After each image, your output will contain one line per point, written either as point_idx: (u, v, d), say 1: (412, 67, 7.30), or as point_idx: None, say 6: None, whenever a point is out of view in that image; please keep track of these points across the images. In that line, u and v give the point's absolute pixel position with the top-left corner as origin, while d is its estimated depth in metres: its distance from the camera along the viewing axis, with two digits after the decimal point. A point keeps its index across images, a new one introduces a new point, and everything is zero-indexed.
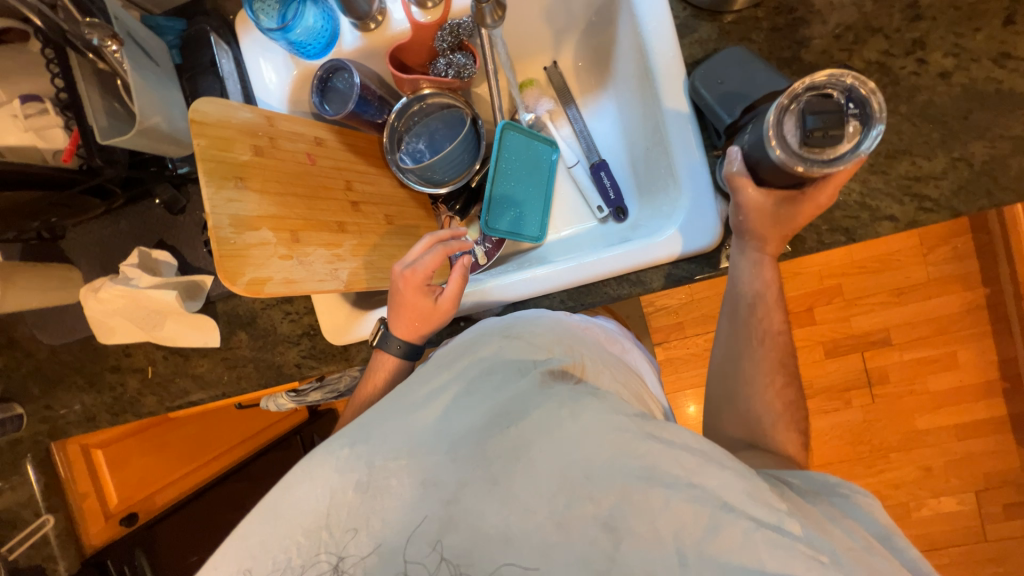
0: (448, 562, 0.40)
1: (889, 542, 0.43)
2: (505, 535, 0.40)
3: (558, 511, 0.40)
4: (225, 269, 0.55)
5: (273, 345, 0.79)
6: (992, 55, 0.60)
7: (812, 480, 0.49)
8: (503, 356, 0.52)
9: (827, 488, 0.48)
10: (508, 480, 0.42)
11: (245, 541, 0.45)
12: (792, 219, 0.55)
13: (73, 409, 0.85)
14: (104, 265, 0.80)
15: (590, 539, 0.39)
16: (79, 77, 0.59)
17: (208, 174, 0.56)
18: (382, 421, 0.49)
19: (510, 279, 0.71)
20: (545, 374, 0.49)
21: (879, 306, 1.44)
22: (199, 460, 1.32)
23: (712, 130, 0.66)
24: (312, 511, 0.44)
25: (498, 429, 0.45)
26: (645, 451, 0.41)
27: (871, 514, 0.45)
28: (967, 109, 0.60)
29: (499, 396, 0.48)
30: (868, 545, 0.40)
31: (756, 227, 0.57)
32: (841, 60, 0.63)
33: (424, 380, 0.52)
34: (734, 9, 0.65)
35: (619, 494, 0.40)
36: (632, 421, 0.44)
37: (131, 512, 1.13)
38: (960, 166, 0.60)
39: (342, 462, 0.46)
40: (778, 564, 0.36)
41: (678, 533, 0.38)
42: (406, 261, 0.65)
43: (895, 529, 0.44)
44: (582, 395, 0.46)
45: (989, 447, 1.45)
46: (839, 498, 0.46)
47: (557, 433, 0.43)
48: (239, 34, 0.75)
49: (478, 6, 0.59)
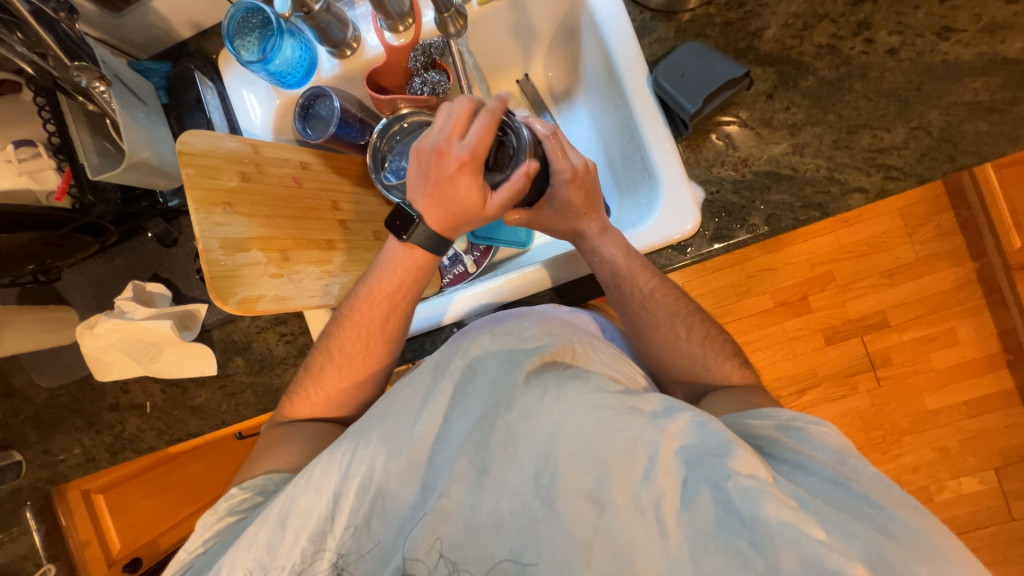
0: (446, 559, 0.42)
1: (846, 466, 0.43)
2: (496, 521, 0.42)
3: (543, 491, 0.41)
4: (217, 290, 0.57)
5: (270, 368, 0.80)
6: (935, 29, 0.63)
7: (767, 419, 0.49)
8: (493, 351, 0.51)
9: (784, 425, 0.47)
10: (497, 470, 0.43)
11: (252, 551, 0.46)
12: (565, 199, 0.63)
13: (72, 452, 0.85)
14: (99, 303, 0.81)
15: (572, 510, 0.41)
16: (70, 119, 0.63)
17: (197, 202, 0.57)
18: (372, 422, 0.49)
19: (473, 291, 0.73)
20: (533, 363, 0.48)
21: (872, 288, 1.45)
22: (202, 500, 1.29)
23: (678, 121, 0.68)
24: (316, 518, 0.46)
25: (486, 422, 0.45)
26: (628, 426, 0.42)
27: (824, 442, 0.45)
28: (918, 82, 0.63)
29: (488, 391, 0.47)
30: (834, 481, 0.42)
31: (574, 202, 0.64)
32: (793, 46, 0.67)
33: (416, 382, 0.50)
34: (688, 8, 0.69)
35: (602, 468, 0.41)
36: (615, 398, 0.43)
37: (134, 558, 1.15)
38: (919, 135, 0.63)
39: (346, 469, 0.46)
40: (751, 508, 0.37)
41: (658, 501, 0.40)
42: (459, 137, 0.52)
43: (851, 452, 0.44)
44: (568, 379, 0.46)
45: (1000, 421, 1.44)
46: (795, 433, 0.46)
47: (543, 418, 0.43)
48: (222, 70, 0.79)
49: (441, 16, 0.65)
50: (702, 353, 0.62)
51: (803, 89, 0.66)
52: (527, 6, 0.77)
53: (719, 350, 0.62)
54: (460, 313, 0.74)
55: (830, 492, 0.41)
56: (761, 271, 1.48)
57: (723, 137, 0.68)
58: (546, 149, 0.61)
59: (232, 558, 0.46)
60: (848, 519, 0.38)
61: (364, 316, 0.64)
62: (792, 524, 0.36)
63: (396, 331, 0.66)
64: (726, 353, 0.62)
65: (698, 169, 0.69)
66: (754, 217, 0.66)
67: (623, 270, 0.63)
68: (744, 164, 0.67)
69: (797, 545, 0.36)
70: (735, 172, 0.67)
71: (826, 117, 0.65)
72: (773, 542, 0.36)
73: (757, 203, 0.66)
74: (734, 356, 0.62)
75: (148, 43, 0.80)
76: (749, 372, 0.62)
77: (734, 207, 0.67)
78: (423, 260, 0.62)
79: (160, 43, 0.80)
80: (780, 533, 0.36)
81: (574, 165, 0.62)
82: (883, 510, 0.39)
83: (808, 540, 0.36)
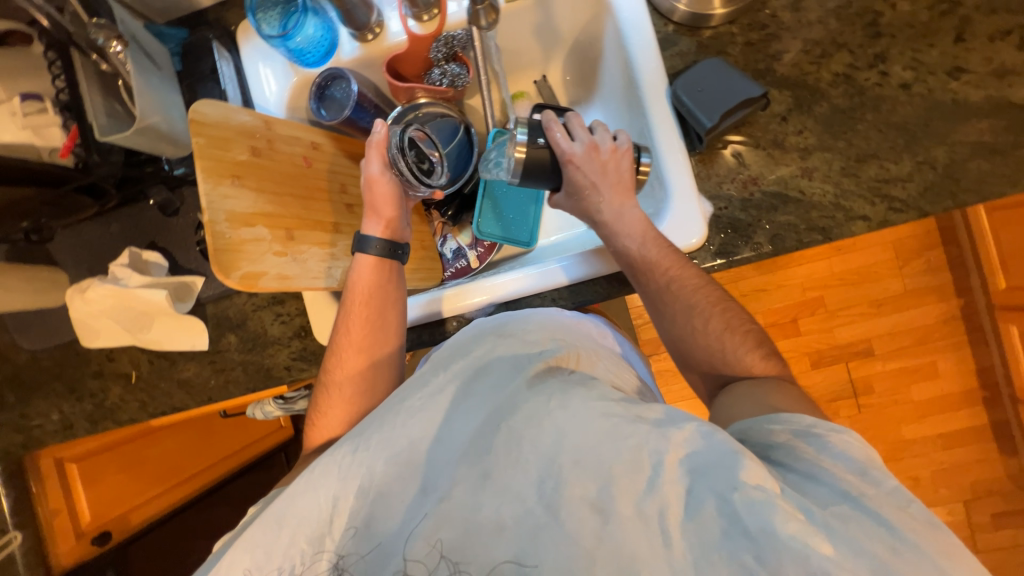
0: (447, 559, 0.41)
1: (867, 476, 0.39)
2: (497, 526, 0.41)
3: (546, 496, 0.41)
4: (219, 263, 0.56)
5: (263, 348, 0.79)
6: (947, 68, 0.65)
7: (784, 425, 0.46)
8: (500, 356, 0.52)
9: (801, 432, 0.44)
10: (499, 474, 0.43)
11: (248, 553, 0.45)
12: (572, 179, 0.64)
13: (50, 418, 0.83)
14: (91, 267, 0.79)
15: (576, 518, 0.40)
16: (80, 75, 0.61)
17: (206, 172, 0.56)
18: (375, 421, 0.50)
19: (483, 283, 0.73)
20: (536, 368, 0.50)
21: (860, 317, 1.48)
22: (177, 478, 1.27)
23: (693, 135, 0.69)
24: (315, 519, 0.46)
25: (490, 427, 0.46)
26: (632, 434, 0.41)
27: (844, 452, 0.41)
28: (927, 118, 0.65)
29: (493, 395, 0.48)
30: (845, 494, 0.39)
31: (578, 179, 0.64)
32: (811, 72, 0.68)
33: (419, 384, 0.52)
34: (711, 24, 0.70)
35: (606, 477, 0.40)
36: (619, 406, 0.44)
37: (104, 531, 1.12)
38: (925, 169, 0.64)
39: (345, 471, 0.47)
40: (756, 521, 0.36)
41: (663, 510, 0.39)
42: None
43: (874, 462, 0.40)
44: (572, 386, 0.47)
45: (973, 456, 1.47)
46: (812, 439, 0.43)
47: (546, 423, 0.44)
48: (240, 42, 0.78)
49: (475, 7, 0.63)
50: (722, 343, 0.59)
51: (817, 114, 0.67)
52: (553, 9, 0.77)
53: (744, 341, 0.59)
54: (468, 306, 0.74)
55: (840, 506, 0.38)
56: (754, 291, 1.50)
57: (734, 154, 0.69)
58: (547, 136, 0.63)
59: (228, 559, 0.45)
60: (858, 536, 0.36)
61: (338, 327, 0.68)
62: (798, 537, 0.35)
63: (377, 342, 0.67)
64: (753, 345, 0.58)
65: (708, 185, 0.69)
66: (759, 236, 0.67)
67: (645, 259, 0.62)
68: (754, 183, 0.68)
69: (802, 558, 0.35)
70: (744, 190, 0.68)
71: (837, 143, 0.67)
72: (780, 557, 0.35)
73: (763, 222, 0.67)
74: (763, 347, 0.58)
75: (166, 8, 0.78)
76: (780, 362, 0.58)
77: (740, 224, 0.68)
78: (377, 263, 0.68)
79: (178, 9, 0.79)
80: (787, 547, 0.35)
81: (575, 147, 0.63)
82: (895, 531, 0.36)
83: (814, 554, 0.34)
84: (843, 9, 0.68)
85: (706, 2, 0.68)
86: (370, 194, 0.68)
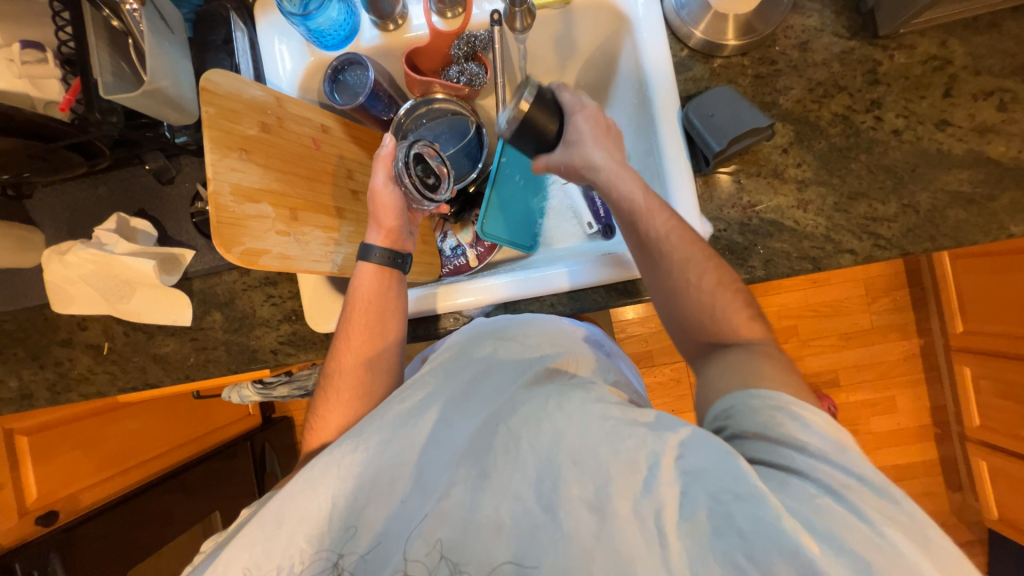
0: (447, 559, 0.42)
1: (844, 456, 0.40)
2: (496, 526, 0.42)
3: (545, 496, 0.42)
4: (222, 236, 0.54)
5: (250, 329, 0.76)
6: (935, 121, 0.69)
7: (765, 401, 0.45)
8: (504, 358, 0.55)
9: (778, 407, 0.44)
10: (497, 474, 0.44)
11: (247, 550, 0.45)
12: (575, 126, 0.62)
13: (7, 385, 0.78)
14: (70, 229, 0.75)
15: (574, 518, 0.41)
16: (89, 29, 0.58)
17: (213, 143, 0.54)
18: (373, 418, 0.50)
19: (483, 280, 0.73)
20: (538, 372, 0.51)
21: (828, 349, 1.55)
22: (132, 461, 1.21)
23: (701, 157, 0.72)
24: (314, 518, 0.46)
25: (489, 428, 0.47)
26: (630, 436, 0.42)
27: (823, 432, 0.42)
28: (914, 164, 0.69)
29: (494, 399, 0.50)
30: (829, 488, 0.39)
31: (582, 128, 0.62)
32: (812, 109, 0.72)
33: (418, 386, 0.53)
34: (723, 54, 0.74)
35: (605, 477, 0.41)
36: (616, 409, 0.45)
37: (50, 510, 1.03)
38: (908, 213, 0.69)
39: (343, 470, 0.47)
40: (749, 517, 0.37)
41: (659, 510, 0.39)
42: None
43: (849, 443, 0.41)
44: (569, 389, 0.48)
45: (921, 487, 1.56)
46: (789, 415, 0.43)
47: (544, 424, 0.45)
48: (257, 16, 0.77)
49: (512, 9, 0.68)
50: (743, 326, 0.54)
51: (816, 150, 0.71)
52: (575, 20, 0.79)
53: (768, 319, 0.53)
54: (466, 301, 0.73)
55: (823, 499, 0.38)
56: None
57: (733, 179, 0.72)
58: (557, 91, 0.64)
59: (227, 557, 0.45)
60: (838, 530, 0.36)
61: (338, 332, 0.67)
62: (793, 532, 0.35)
63: (377, 346, 0.66)
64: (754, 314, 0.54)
65: (710, 206, 0.72)
66: (753, 259, 0.70)
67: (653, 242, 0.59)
68: (752, 208, 0.71)
69: (791, 552, 0.35)
70: (743, 215, 0.71)
71: (833, 179, 0.70)
72: (771, 556, 0.35)
73: (758, 246, 0.71)
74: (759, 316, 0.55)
75: None
76: None
77: (737, 247, 0.71)
78: (381, 271, 0.67)
79: None
80: (779, 543, 0.35)
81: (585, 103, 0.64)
82: (876, 526, 0.36)
83: (804, 552, 0.35)
84: (847, 54, 0.72)
85: (721, 32, 0.71)
86: (372, 205, 0.67)
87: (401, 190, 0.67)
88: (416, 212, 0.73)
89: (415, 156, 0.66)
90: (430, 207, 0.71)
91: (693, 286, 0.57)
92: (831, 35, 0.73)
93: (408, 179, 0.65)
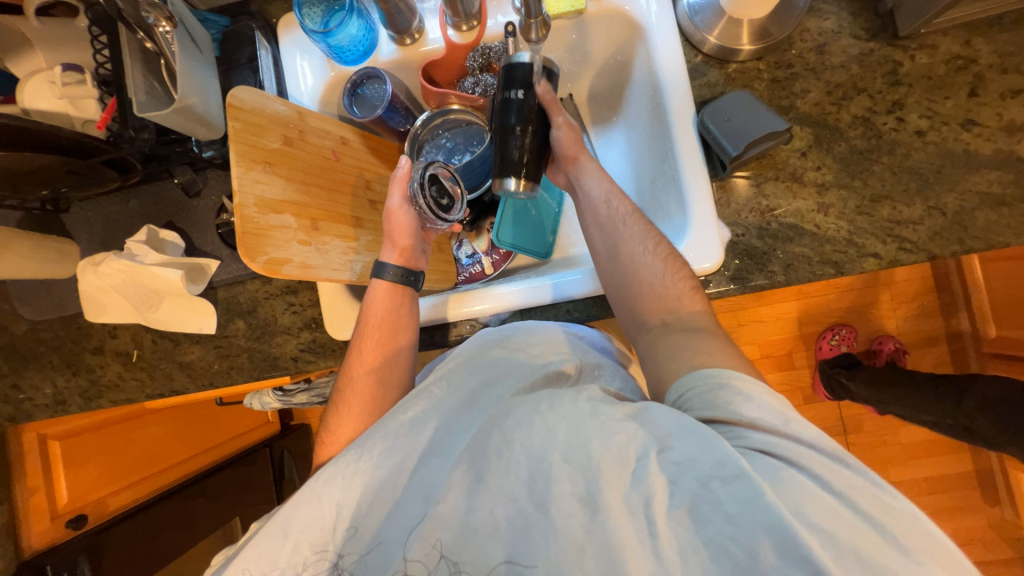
0: (447, 560, 0.42)
1: (789, 425, 0.42)
2: (492, 528, 0.42)
3: (537, 493, 0.42)
4: (246, 246, 0.55)
5: (271, 336, 0.78)
6: (960, 120, 0.68)
7: (708, 379, 0.47)
8: (502, 362, 0.56)
9: (722, 383, 0.46)
10: (492, 477, 0.44)
11: (253, 558, 0.46)
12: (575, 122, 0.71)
13: (43, 392, 0.81)
14: (104, 241, 0.79)
15: (566, 514, 0.41)
16: (125, 52, 0.62)
17: (239, 156, 0.56)
18: (374, 427, 0.52)
19: (499, 288, 0.74)
20: (538, 379, 0.52)
21: None
22: (157, 466, 1.24)
23: (717, 161, 0.72)
24: (319, 527, 0.47)
25: (484, 432, 0.47)
26: (621, 431, 0.42)
27: (766, 402, 0.44)
28: (939, 165, 0.67)
29: (492, 406, 0.50)
30: (794, 462, 0.40)
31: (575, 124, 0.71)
32: (831, 112, 0.71)
33: (420, 395, 0.54)
34: (738, 59, 0.73)
35: (595, 472, 0.41)
36: (608, 406, 0.45)
37: (81, 514, 1.07)
38: (935, 215, 0.67)
39: (348, 479, 0.48)
40: (732, 499, 0.38)
41: (648, 500, 0.40)
42: None
43: (792, 412, 0.43)
44: (561, 390, 0.48)
45: (958, 503, 1.47)
46: (731, 389, 0.45)
47: (534, 423, 0.45)
48: (280, 34, 0.79)
49: (528, 21, 0.70)
50: None
51: (835, 153, 0.70)
52: (588, 30, 0.80)
53: None
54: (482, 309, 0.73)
55: (789, 471, 0.39)
56: (752, 321, 1.54)
57: (752, 183, 0.71)
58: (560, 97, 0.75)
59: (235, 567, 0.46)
60: (801, 501, 0.38)
61: (350, 349, 0.68)
62: (776, 506, 0.36)
63: (387, 362, 0.66)
64: None
65: (726, 211, 0.72)
66: (774, 265, 0.69)
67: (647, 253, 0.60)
68: (770, 213, 0.70)
69: (776, 530, 0.36)
70: (761, 219, 0.71)
71: (854, 182, 0.69)
72: (755, 535, 0.36)
73: (778, 251, 0.69)
74: None
75: None
76: None
77: (755, 252, 0.70)
78: (395, 288, 0.68)
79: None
80: (758, 522, 0.37)
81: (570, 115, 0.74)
82: (841, 495, 0.38)
83: (789, 525, 0.36)
84: (866, 56, 0.71)
85: (736, 36, 0.71)
86: (388, 224, 0.69)
87: (415, 210, 0.69)
88: (429, 231, 0.74)
89: (429, 178, 0.67)
90: (444, 226, 0.71)
91: (690, 289, 0.58)
92: (849, 37, 0.72)
93: (421, 200, 0.65)
